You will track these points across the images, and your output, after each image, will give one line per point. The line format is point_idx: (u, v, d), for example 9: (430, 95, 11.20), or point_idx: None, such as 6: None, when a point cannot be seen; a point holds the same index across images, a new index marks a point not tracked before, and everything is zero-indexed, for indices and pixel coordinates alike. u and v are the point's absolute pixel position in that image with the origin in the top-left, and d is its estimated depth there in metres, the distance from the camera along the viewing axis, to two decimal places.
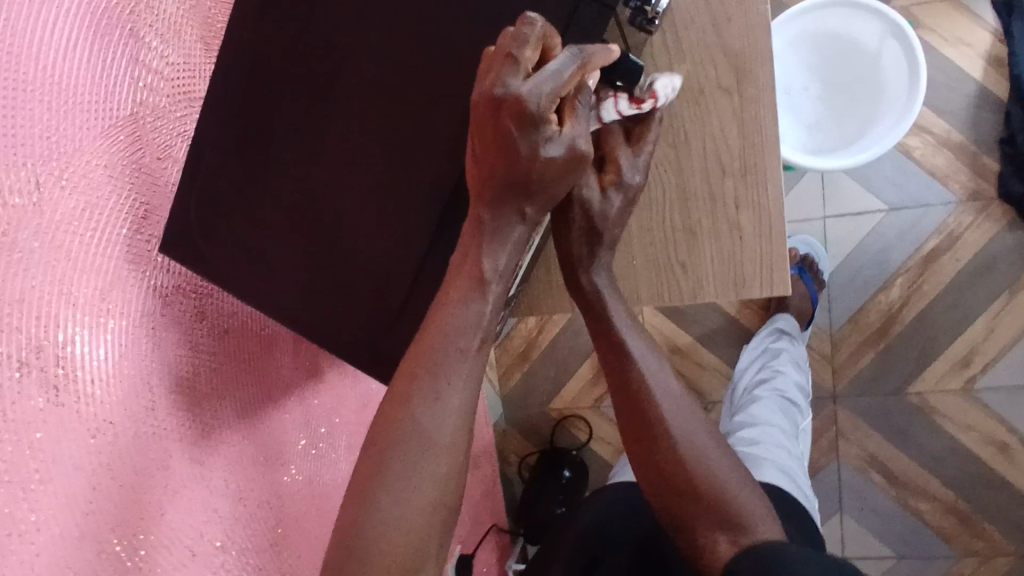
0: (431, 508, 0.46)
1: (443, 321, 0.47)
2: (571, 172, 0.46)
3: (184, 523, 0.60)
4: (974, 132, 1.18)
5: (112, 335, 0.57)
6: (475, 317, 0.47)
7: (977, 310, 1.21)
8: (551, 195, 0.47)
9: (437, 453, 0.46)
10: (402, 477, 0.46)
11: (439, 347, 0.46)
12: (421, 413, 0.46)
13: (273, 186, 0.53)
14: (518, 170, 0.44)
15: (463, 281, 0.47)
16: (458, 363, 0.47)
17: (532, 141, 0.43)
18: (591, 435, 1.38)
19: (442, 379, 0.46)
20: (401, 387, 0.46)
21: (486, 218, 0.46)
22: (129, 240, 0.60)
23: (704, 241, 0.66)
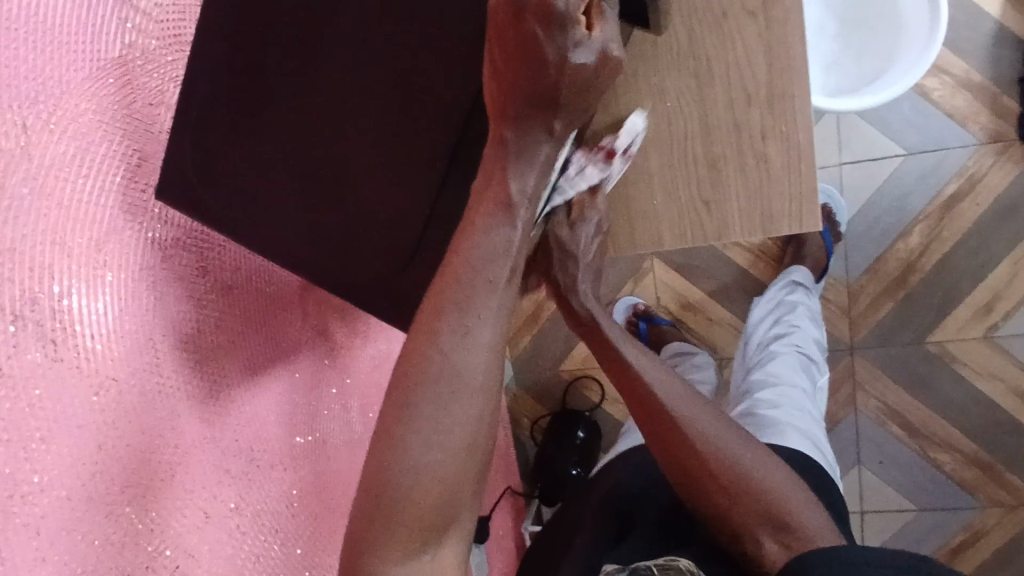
0: (461, 450, 0.44)
1: (467, 248, 0.43)
2: (599, 85, 0.43)
3: (197, 484, 0.58)
4: (995, 70, 1.14)
5: (112, 288, 0.54)
6: (502, 245, 0.44)
7: (999, 256, 1.18)
8: (580, 112, 0.44)
9: (468, 389, 0.43)
10: (430, 416, 0.43)
11: (464, 279, 0.43)
12: (447, 347, 0.43)
13: (275, 122, 0.50)
14: (542, 79, 0.41)
15: (489, 206, 0.44)
16: (487, 297, 0.44)
17: (558, 48, 0.41)
18: (604, 395, 1.36)
19: (471, 314, 0.43)
20: (425, 320, 0.43)
21: (508, 137, 0.43)
22: (124, 188, 0.57)
23: (728, 176, 0.63)
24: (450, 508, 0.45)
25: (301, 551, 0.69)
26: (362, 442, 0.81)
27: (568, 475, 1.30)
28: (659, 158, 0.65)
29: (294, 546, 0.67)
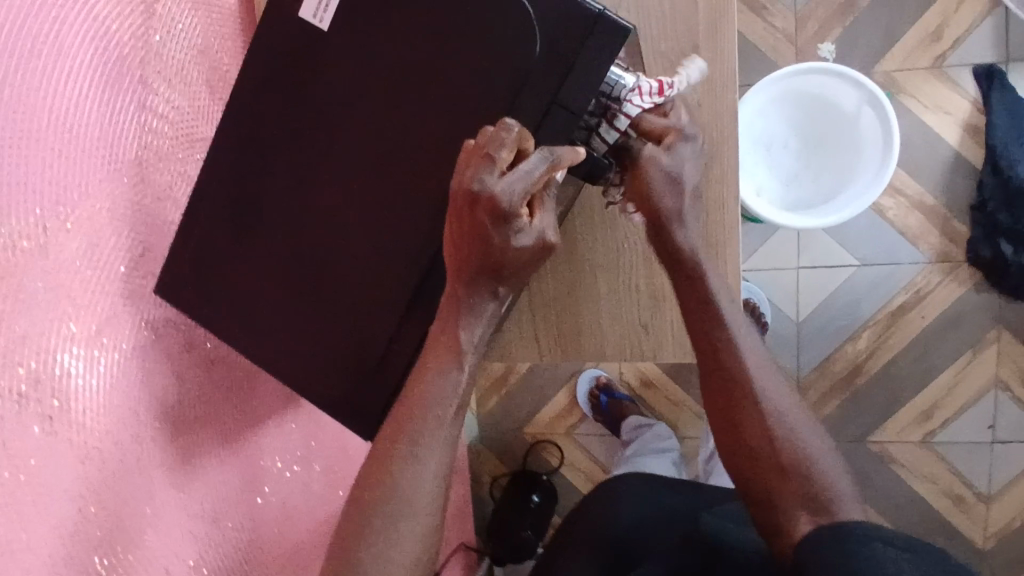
0: (409, 558, 0.54)
1: (419, 392, 0.53)
2: (538, 259, 0.52)
3: (163, 544, 0.65)
4: (948, 195, 1.22)
5: (106, 365, 0.61)
6: (451, 387, 0.54)
7: (940, 367, 1.26)
8: (520, 278, 0.54)
9: (415, 509, 0.53)
10: (384, 529, 0.53)
11: (417, 415, 0.53)
12: (399, 475, 0.53)
13: (264, 240, 0.58)
14: (491, 255, 0.50)
15: (441, 353, 0.53)
16: (435, 430, 0.53)
17: (504, 232, 0.49)
18: (563, 460, 1.43)
19: (422, 446, 0.53)
20: (382, 450, 0.53)
21: (462, 295, 0.52)
22: (126, 277, 0.64)
23: (667, 306, 0.72)
24: None
25: None
26: (320, 502, 0.87)
27: (522, 539, 1.36)
28: (607, 283, 0.73)
29: None
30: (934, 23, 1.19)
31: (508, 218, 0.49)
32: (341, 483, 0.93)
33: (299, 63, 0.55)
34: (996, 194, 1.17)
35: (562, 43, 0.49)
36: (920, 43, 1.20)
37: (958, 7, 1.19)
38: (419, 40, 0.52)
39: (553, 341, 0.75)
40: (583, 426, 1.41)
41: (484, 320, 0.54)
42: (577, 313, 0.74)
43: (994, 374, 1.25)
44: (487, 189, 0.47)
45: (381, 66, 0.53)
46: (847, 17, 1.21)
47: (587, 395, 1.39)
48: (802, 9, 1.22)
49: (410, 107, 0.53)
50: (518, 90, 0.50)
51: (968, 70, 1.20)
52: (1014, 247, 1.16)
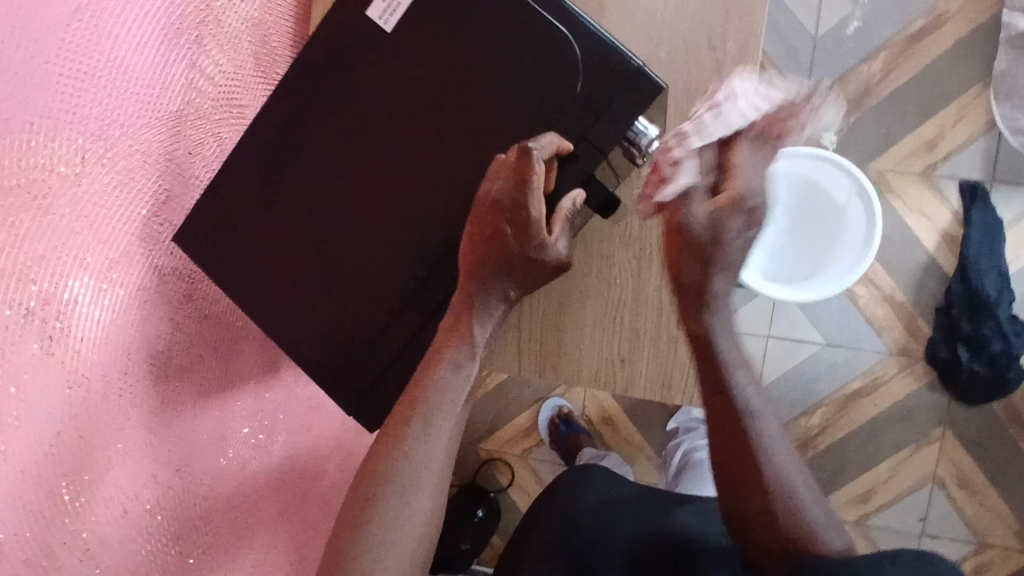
0: (413, 536, 0.54)
1: (433, 377, 0.54)
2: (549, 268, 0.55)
3: (125, 481, 0.66)
4: (917, 295, 1.29)
5: (110, 300, 0.63)
6: (463, 374, 0.55)
7: (883, 455, 1.32)
8: (530, 285, 0.56)
9: (421, 486, 0.54)
10: (391, 505, 0.53)
11: (430, 397, 0.54)
12: (411, 452, 0.53)
13: (286, 208, 0.61)
14: (508, 259, 0.54)
15: (454, 344, 0.54)
16: (447, 413, 0.55)
17: (523, 243, 0.54)
18: (512, 481, 1.46)
19: (433, 426, 0.54)
20: (393, 426, 0.54)
21: (474, 294, 0.54)
22: (145, 220, 0.66)
23: (645, 342, 0.76)
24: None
25: (193, 561, 0.76)
26: (277, 471, 0.90)
27: (458, 549, 1.39)
28: (594, 312, 0.77)
29: (188, 554, 0.75)
30: (931, 134, 1.27)
31: (528, 231, 0.53)
32: (301, 459, 0.94)
33: (353, 53, 0.58)
34: (960, 301, 1.24)
35: (598, 89, 0.54)
36: (915, 150, 1.28)
37: (955, 123, 1.26)
38: (470, 57, 0.56)
39: (533, 357, 0.79)
40: (538, 451, 1.45)
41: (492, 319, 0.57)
42: (561, 335, 0.78)
43: (932, 471, 1.31)
44: (505, 186, 0.51)
45: (430, 74, 0.57)
46: (852, 112, 1.28)
47: (547, 422, 1.43)
48: (812, 97, 1.29)
49: (448, 115, 0.57)
50: (550, 121, 0.55)
51: (954, 183, 1.27)
52: (969, 353, 1.23)
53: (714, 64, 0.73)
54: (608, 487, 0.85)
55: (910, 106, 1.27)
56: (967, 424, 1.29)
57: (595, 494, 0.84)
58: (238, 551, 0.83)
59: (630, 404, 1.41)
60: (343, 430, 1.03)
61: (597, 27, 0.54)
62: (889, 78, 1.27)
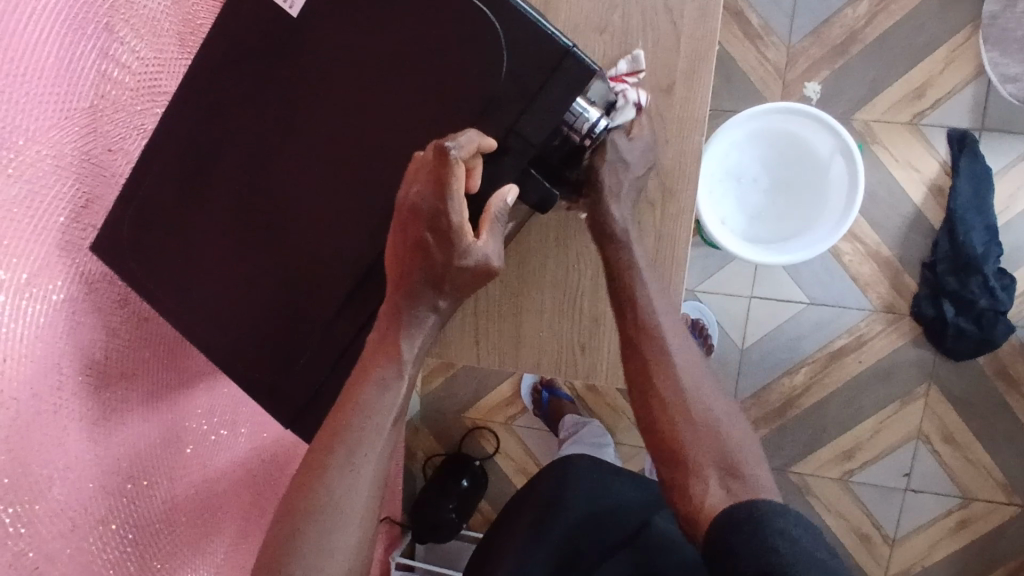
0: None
1: (358, 400, 0.51)
2: (481, 277, 0.51)
3: (71, 496, 0.65)
4: (903, 250, 1.25)
5: (32, 315, 0.60)
6: (390, 396, 0.52)
7: (867, 412, 1.31)
8: (463, 294, 0.53)
9: (350, 520, 0.50)
10: (312, 546, 0.49)
11: (355, 421, 0.51)
12: (332, 484, 0.50)
13: (206, 214, 0.57)
14: (434, 269, 0.49)
15: (382, 361, 0.51)
16: (374, 438, 0.51)
17: (448, 251, 0.49)
18: (497, 448, 1.45)
19: (358, 453, 0.51)
20: (317, 456, 0.51)
21: (402, 306, 0.51)
22: (64, 227, 0.63)
23: (606, 330, 0.73)
24: None
25: (158, 564, 0.76)
26: (241, 462, 0.88)
27: (445, 519, 1.36)
28: (551, 300, 0.74)
29: (150, 557, 0.75)
30: (919, 81, 1.21)
31: (454, 238, 0.48)
32: (266, 448, 0.93)
33: (265, 43, 0.53)
34: (946, 258, 1.20)
35: (528, 76, 0.49)
36: (902, 98, 1.22)
37: (945, 68, 1.20)
38: (389, 45, 0.51)
39: (491, 346, 0.76)
40: (521, 418, 1.44)
41: (424, 333, 0.53)
42: (518, 323, 0.75)
43: (917, 427, 1.29)
44: (427, 199, 0.46)
45: (348, 66, 0.52)
46: (837, 60, 1.22)
47: (530, 389, 1.42)
48: (795, 46, 1.22)
49: (369, 110, 0.52)
50: (478, 112, 0.50)
51: (943, 132, 1.22)
52: (955, 309, 1.20)
53: (671, 30, 0.67)
54: (594, 483, 0.81)
55: (897, 51, 1.20)
56: (952, 379, 1.27)
57: (582, 492, 0.80)
58: (204, 548, 0.83)
59: None
60: None
61: (523, 6, 0.49)
62: (876, 21, 1.20)
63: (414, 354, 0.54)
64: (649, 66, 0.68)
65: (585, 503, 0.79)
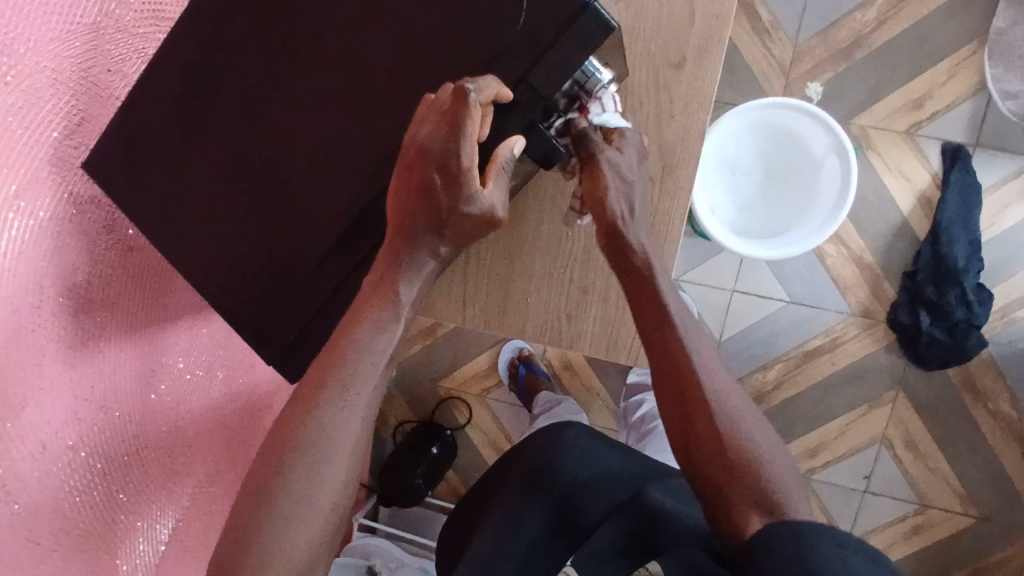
0: (323, 513, 0.50)
1: (354, 337, 0.51)
2: (483, 226, 0.51)
3: (44, 419, 0.65)
4: (885, 257, 1.27)
5: (17, 230, 0.59)
6: (385, 337, 0.52)
7: (835, 413, 1.33)
8: (462, 244, 0.53)
9: (337, 458, 0.50)
10: (300, 479, 0.49)
11: (348, 358, 0.50)
12: (325, 421, 0.49)
13: (203, 139, 0.56)
14: (437, 214, 0.49)
15: (378, 304, 0.51)
16: (366, 377, 0.51)
17: (454, 196, 0.49)
18: (470, 419, 1.46)
19: (350, 391, 0.50)
20: (307, 391, 0.50)
21: (400, 251, 0.51)
22: (57, 144, 0.61)
23: (594, 300, 0.74)
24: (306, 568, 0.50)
25: (122, 497, 0.77)
26: (213, 403, 0.88)
27: (412, 484, 1.37)
28: (542, 268, 0.74)
29: (114, 487, 0.75)
30: (919, 91, 1.22)
31: (462, 181, 0.48)
32: (241, 394, 0.93)
33: None
34: (928, 267, 1.22)
35: (545, 28, 0.49)
36: (900, 107, 1.23)
37: (945, 81, 1.21)
38: None
39: (478, 308, 0.76)
40: (496, 392, 1.44)
41: (421, 280, 0.53)
42: (508, 288, 0.75)
43: (882, 431, 1.32)
44: (437, 138, 0.46)
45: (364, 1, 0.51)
46: (841, 63, 1.23)
47: (507, 363, 1.42)
48: (801, 44, 1.23)
49: (382, 48, 0.52)
50: (492, 59, 0.50)
51: (937, 144, 1.23)
52: (931, 319, 1.22)
53: (689, 5, 0.67)
54: (584, 450, 0.83)
55: (900, 60, 1.22)
56: (920, 387, 1.30)
57: (573, 459, 0.81)
58: (166, 484, 0.82)
59: None
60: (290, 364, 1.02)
61: None
62: (883, 29, 1.21)
63: (410, 300, 0.53)
64: (662, 40, 0.68)
65: (572, 468, 0.81)
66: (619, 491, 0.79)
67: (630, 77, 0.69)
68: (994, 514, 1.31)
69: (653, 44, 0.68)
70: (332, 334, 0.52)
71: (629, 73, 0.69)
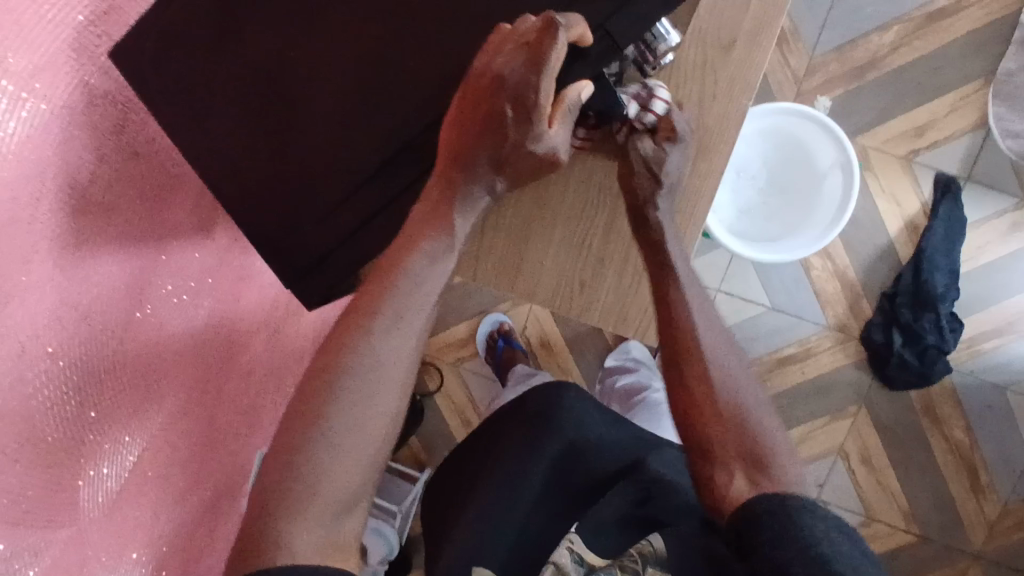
0: (375, 435, 0.53)
1: (407, 268, 0.55)
2: (539, 162, 0.55)
3: (26, 320, 0.60)
4: (867, 276, 1.30)
5: (29, 114, 0.55)
6: (439, 270, 0.57)
7: (799, 421, 1.36)
8: (517, 177, 0.57)
9: (387, 381, 0.54)
10: (354, 398, 0.53)
11: (402, 286, 0.55)
12: (377, 344, 0.54)
13: (237, 39, 0.51)
14: (501, 145, 0.53)
15: (432, 232, 0.56)
16: (419, 307, 0.56)
17: (520, 130, 0.53)
18: (440, 387, 1.44)
19: (403, 320, 0.55)
20: (358, 313, 0.55)
21: (457, 180, 0.55)
22: (79, 28, 0.58)
23: (609, 272, 0.73)
24: (357, 492, 0.53)
25: (93, 415, 0.72)
26: (194, 332, 0.84)
27: None
28: (563, 233, 0.73)
29: (87, 403, 0.71)
30: (922, 120, 1.25)
31: (531, 116, 0.52)
32: (221, 330, 0.89)
33: None
34: (906, 292, 1.26)
35: None
36: (901, 133, 1.26)
37: (948, 113, 1.25)
38: None
39: (490, 267, 0.75)
40: (470, 363, 1.43)
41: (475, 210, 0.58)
42: (524, 249, 0.74)
43: (840, 443, 1.36)
44: (517, 71, 0.49)
45: None
46: (852, 82, 1.25)
47: (485, 335, 1.41)
48: (817, 58, 1.25)
49: None
50: None
51: (931, 173, 1.27)
52: (903, 341, 1.26)
53: None
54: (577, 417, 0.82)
55: (909, 87, 1.25)
56: (882, 405, 1.34)
57: (568, 424, 0.81)
58: (137, 407, 0.78)
59: (570, 330, 1.40)
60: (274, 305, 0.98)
61: None
62: (897, 54, 1.24)
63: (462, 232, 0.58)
64: (714, 20, 0.68)
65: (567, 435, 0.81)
66: (614, 459, 0.81)
67: (678, 54, 0.68)
68: (934, 535, 1.36)
69: (704, 22, 0.68)
70: (378, 269, 0.56)
71: (677, 50, 0.68)
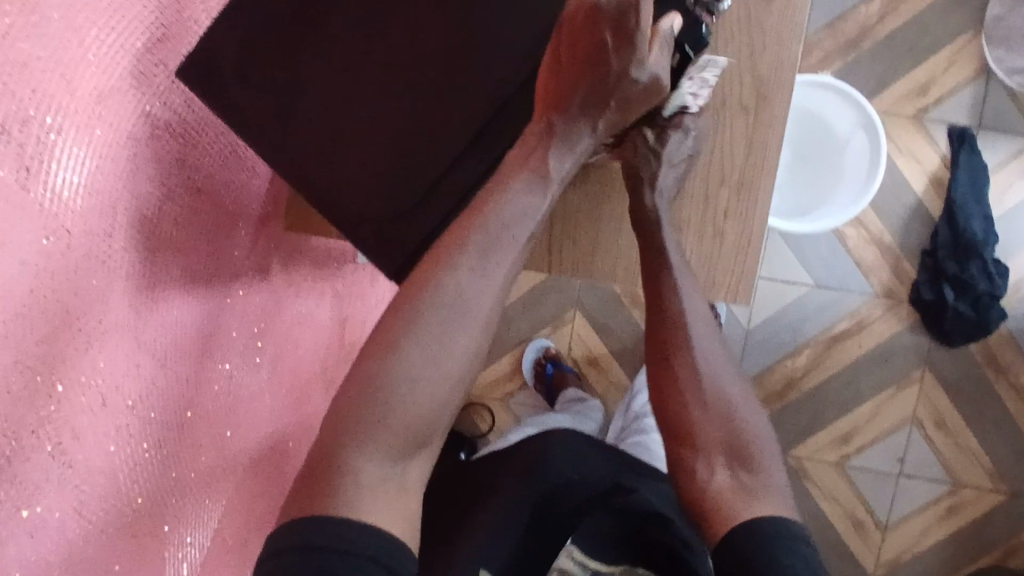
0: (451, 373, 0.56)
1: (493, 206, 0.57)
2: (646, 93, 0.57)
3: (107, 368, 0.56)
4: (903, 237, 1.29)
5: (97, 142, 0.53)
6: (530, 208, 0.58)
7: (865, 396, 1.33)
8: (622, 116, 0.59)
9: (468, 320, 0.56)
10: (435, 332, 0.55)
11: (490, 225, 0.57)
12: (464, 282, 0.56)
13: (325, 38, 0.55)
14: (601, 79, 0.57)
15: (531, 174, 0.58)
16: (506, 251, 0.58)
17: (620, 58, 0.55)
18: (492, 426, 1.39)
19: (489, 260, 0.57)
20: (446, 249, 0.56)
21: (559, 125, 0.57)
22: (139, 55, 0.56)
23: (688, 238, 0.73)
24: (427, 429, 0.55)
25: (175, 476, 0.67)
26: (262, 386, 0.80)
27: None
28: None
29: (170, 464, 0.66)
30: (922, 79, 1.28)
31: (631, 42, 0.55)
32: (284, 381, 0.85)
33: None
34: (946, 244, 1.25)
35: None
36: (905, 94, 1.29)
37: (947, 68, 1.27)
38: None
39: (568, 257, 0.75)
40: (519, 395, 1.39)
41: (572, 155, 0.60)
42: (596, 231, 0.75)
43: (912, 411, 1.32)
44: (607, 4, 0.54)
45: None
46: (849, 53, 1.28)
47: (531, 365, 1.37)
48: (810, 37, 1.28)
49: None
50: None
51: (944, 127, 1.28)
52: (954, 294, 1.25)
53: None
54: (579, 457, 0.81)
55: (904, 49, 1.28)
56: (945, 365, 1.31)
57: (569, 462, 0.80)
58: (216, 468, 0.73)
59: (616, 344, 1.36)
60: (327, 350, 0.95)
61: None
62: (886, 21, 1.27)
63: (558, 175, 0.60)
64: None
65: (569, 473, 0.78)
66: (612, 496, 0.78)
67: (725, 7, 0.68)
68: None
69: None
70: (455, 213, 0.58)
71: None
